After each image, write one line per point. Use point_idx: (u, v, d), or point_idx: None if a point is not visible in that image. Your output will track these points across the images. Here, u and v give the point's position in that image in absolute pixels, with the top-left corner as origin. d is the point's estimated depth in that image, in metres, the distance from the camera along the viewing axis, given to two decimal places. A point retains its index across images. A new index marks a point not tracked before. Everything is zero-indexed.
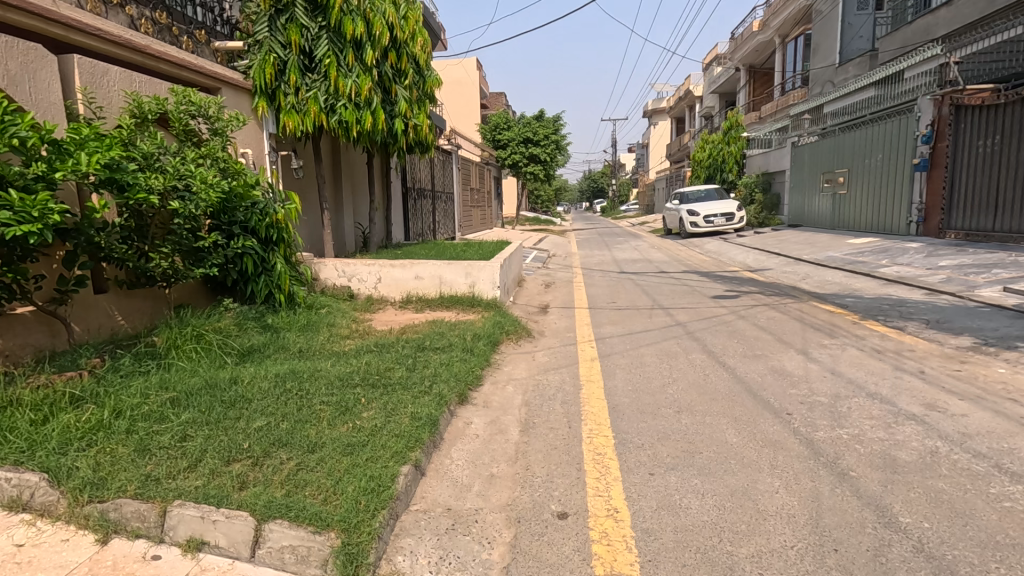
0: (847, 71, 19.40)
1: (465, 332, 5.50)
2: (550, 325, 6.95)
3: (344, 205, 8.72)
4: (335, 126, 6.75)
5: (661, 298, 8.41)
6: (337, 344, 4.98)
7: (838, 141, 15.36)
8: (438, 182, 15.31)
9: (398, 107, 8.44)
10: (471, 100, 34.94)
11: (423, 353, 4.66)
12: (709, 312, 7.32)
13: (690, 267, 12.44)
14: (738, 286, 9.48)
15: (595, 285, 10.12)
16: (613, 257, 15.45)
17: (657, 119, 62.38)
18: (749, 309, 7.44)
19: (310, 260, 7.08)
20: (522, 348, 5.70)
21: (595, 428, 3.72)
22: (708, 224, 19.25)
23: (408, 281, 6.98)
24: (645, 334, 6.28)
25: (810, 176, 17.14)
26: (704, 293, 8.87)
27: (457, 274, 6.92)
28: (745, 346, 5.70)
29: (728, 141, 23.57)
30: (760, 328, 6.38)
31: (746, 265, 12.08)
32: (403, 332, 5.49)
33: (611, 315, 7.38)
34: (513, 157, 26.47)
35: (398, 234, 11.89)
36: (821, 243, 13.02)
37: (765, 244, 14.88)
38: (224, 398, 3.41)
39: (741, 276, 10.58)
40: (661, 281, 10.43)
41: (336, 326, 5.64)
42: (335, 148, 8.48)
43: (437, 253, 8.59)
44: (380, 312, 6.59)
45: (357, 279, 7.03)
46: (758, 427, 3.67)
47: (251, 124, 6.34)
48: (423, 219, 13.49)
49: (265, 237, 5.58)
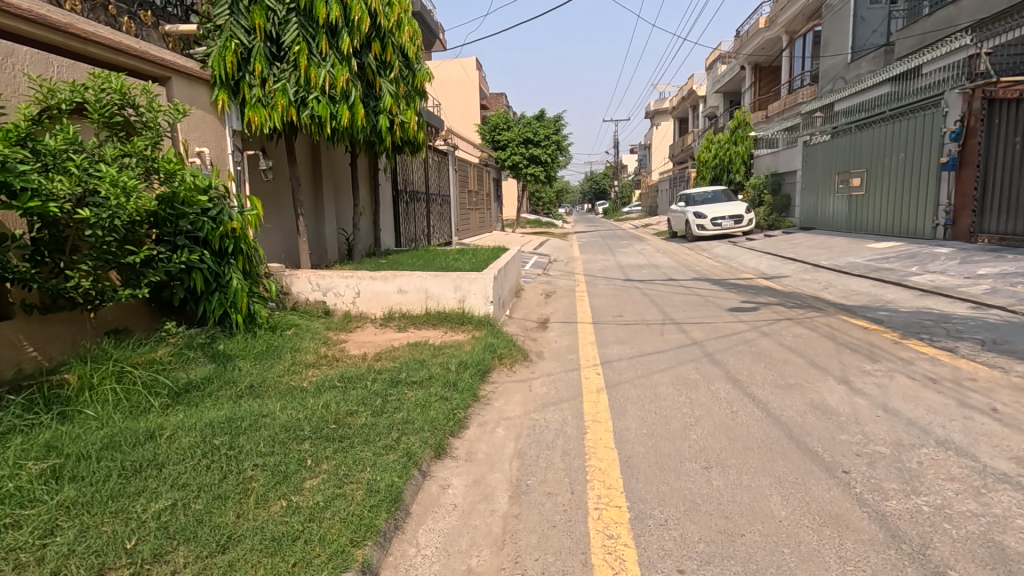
0: (860, 67, 18.60)
1: (450, 358, 4.74)
2: (550, 344, 6.18)
3: (324, 210, 8.03)
4: (307, 122, 5.97)
5: (673, 311, 7.62)
6: (297, 378, 4.22)
7: (854, 139, 14.56)
8: (433, 184, 14.56)
9: (383, 103, 7.70)
10: (470, 101, 34.23)
11: (396, 390, 3.89)
12: (728, 329, 6.54)
13: (700, 274, 11.66)
14: (755, 296, 8.70)
15: (599, 295, 9.35)
16: (617, 262, 14.67)
17: (660, 120, 61.63)
18: (772, 325, 6.66)
19: (281, 272, 6.34)
20: (516, 375, 4.94)
21: (604, 494, 2.95)
22: (716, 226, 18.50)
23: (390, 296, 6.22)
24: (658, 357, 5.51)
25: (823, 176, 16.35)
26: (720, 304, 8.10)
27: (445, 287, 6.16)
28: (775, 372, 4.93)
29: (734, 141, 22.81)
30: (789, 349, 5.61)
31: (760, 271, 11.29)
32: (378, 359, 4.74)
33: (618, 332, 6.61)
34: (513, 158, 25.73)
35: (389, 240, 11.20)
36: (839, 247, 12.23)
37: (778, 248, 14.09)
38: (127, 462, 2.66)
39: (757, 285, 9.81)
40: (671, 290, 9.66)
41: (300, 352, 4.88)
42: (314, 148, 7.79)
43: (427, 261, 7.82)
44: (358, 332, 5.83)
45: (333, 293, 6.28)
46: (811, 493, 2.90)
47: (207, 120, 5.59)
48: (416, 223, 12.80)
49: (219, 249, 4.82)
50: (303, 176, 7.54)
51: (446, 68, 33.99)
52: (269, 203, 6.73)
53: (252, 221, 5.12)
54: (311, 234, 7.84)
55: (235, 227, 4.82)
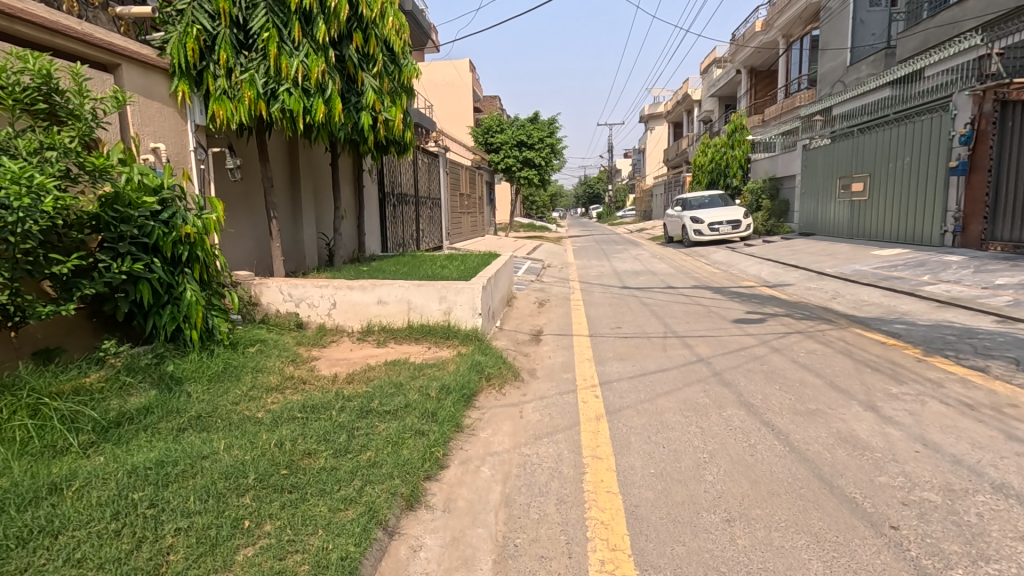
0: (860, 71, 18.28)
1: (432, 380, 4.23)
2: (544, 360, 5.68)
3: (303, 213, 7.54)
4: (278, 116, 5.46)
5: (675, 324, 7.13)
6: (255, 405, 3.69)
7: (856, 143, 14.19)
8: (423, 187, 14.05)
9: (366, 100, 7.20)
10: (463, 103, 33.77)
11: (365, 423, 3.36)
12: (735, 344, 6.06)
13: (700, 281, 11.20)
14: (760, 306, 8.25)
15: (595, 305, 8.85)
16: (613, 268, 14.21)
17: (654, 125, 61.50)
18: (782, 339, 6.19)
19: (249, 280, 5.81)
20: (505, 399, 4.43)
21: (608, 558, 2.44)
22: (713, 231, 18.10)
23: (370, 307, 5.70)
24: (661, 377, 5.02)
25: (824, 180, 15.99)
26: (723, 316, 7.63)
27: (429, 298, 5.64)
28: (793, 396, 4.44)
29: (731, 145, 22.48)
30: (805, 368, 5.13)
31: (762, 279, 10.85)
32: (350, 381, 4.21)
33: (617, 347, 6.12)
34: (506, 161, 25.23)
35: (375, 245, 10.72)
36: (843, 254, 11.82)
37: (779, 254, 13.67)
38: (12, 529, 2.14)
39: (760, 293, 9.37)
40: (671, 299, 9.18)
41: (263, 373, 4.34)
42: (292, 146, 7.30)
43: (415, 268, 7.26)
44: (333, 348, 5.31)
45: (307, 303, 5.75)
46: (859, 558, 2.39)
47: (165, 113, 5.05)
48: (404, 227, 12.31)
49: (172, 255, 4.27)
50: (279, 176, 7.05)
51: (438, 69, 33.47)
52: (240, 204, 6.23)
53: (211, 224, 4.57)
54: (287, 239, 7.35)
55: (190, 233, 4.26)
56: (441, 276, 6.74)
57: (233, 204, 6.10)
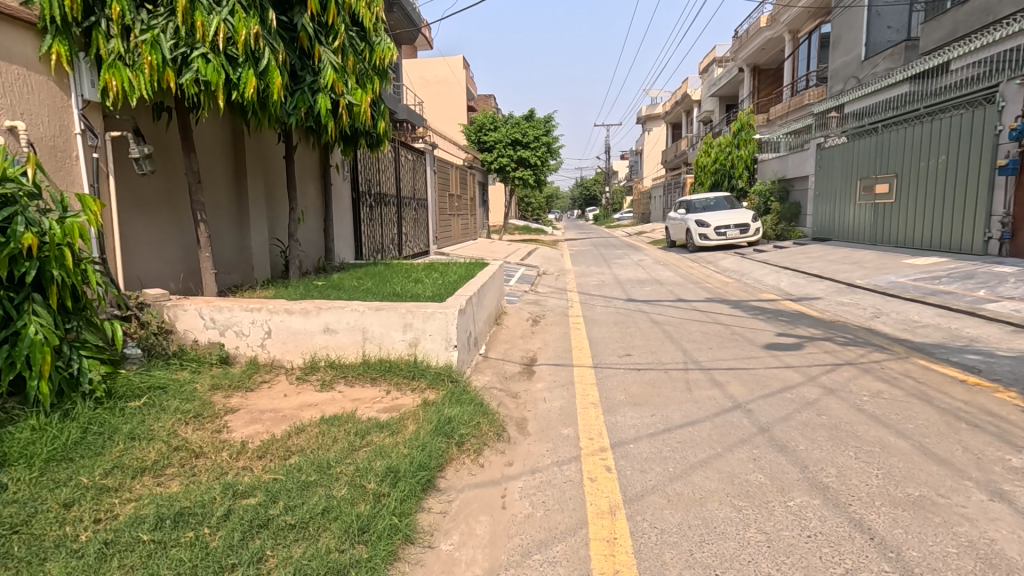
0: (877, 65, 17.25)
1: (376, 455, 2.98)
2: (536, 405, 4.46)
3: (251, 216, 6.34)
4: (192, 90, 4.19)
5: (696, 352, 5.92)
6: (95, 507, 2.44)
7: (881, 141, 13.12)
8: (407, 187, 12.85)
9: (323, 79, 5.98)
10: (457, 101, 32.60)
11: (249, 556, 2.12)
12: (777, 382, 4.85)
13: (713, 293, 10.01)
14: (790, 326, 7.06)
15: (597, 323, 7.64)
16: (614, 276, 13.01)
17: (653, 126, 60.48)
18: (834, 376, 4.98)
19: (162, 302, 4.56)
20: (483, 475, 3.19)
21: None
22: (719, 236, 16.94)
23: (315, 336, 4.45)
24: (692, 436, 3.79)
25: (840, 181, 14.88)
26: (750, 340, 6.43)
27: (390, 327, 4.39)
28: (880, 472, 3.22)
29: (737, 144, 21.35)
30: (879, 423, 3.92)
31: (782, 292, 9.68)
32: (264, 456, 2.99)
33: (629, 386, 4.90)
34: (500, 161, 24.00)
35: (348, 253, 9.48)
36: (871, 262, 10.67)
37: (796, 262, 12.50)
38: None
39: (786, 309, 8.18)
40: (684, 316, 7.97)
41: (141, 441, 3.08)
42: (236, 134, 6.13)
43: (384, 283, 6.00)
44: (262, 393, 4.07)
45: (235, 331, 4.50)
46: None
47: (36, 85, 3.79)
48: (383, 231, 11.06)
49: (11, 275, 3.03)
50: (217, 171, 5.87)
51: (431, 67, 32.25)
52: (161, 204, 5.05)
53: (78, 230, 3.29)
54: (230, 247, 6.16)
55: (36, 244, 2.99)
56: (411, 294, 5.46)
57: (145, 206, 4.87)
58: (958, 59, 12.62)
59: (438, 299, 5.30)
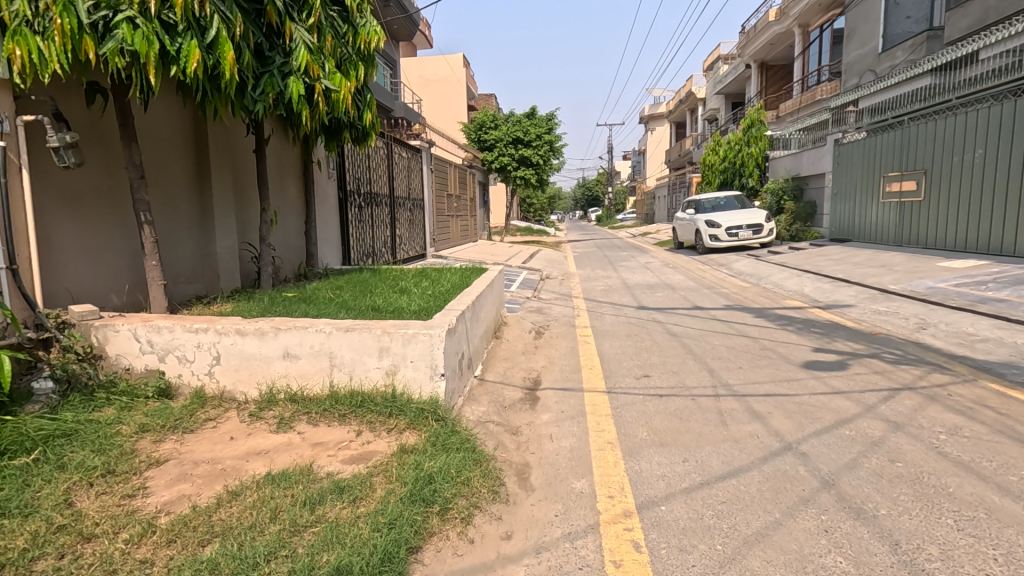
0: (895, 57, 16.46)
1: (324, 545, 2.20)
2: (541, 446, 3.69)
3: (215, 217, 5.59)
4: (118, 65, 3.41)
5: (724, 373, 5.15)
6: None
7: (906, 135, 12.33)
8: (401, 186, 12.10)
9: (295, 60, 5.19)
10: (457, 100, 31.87)
11: None
12: (828, 415, 4.06)
13: (732, 300, 9.22)
14: (825, 339, 6.27)
15: (608, 335, 6.85)
16: (622, 280, 12.23)
17: (656, 126, 59.63)
18: (894, 405, 4.19)
19: (91, 322, 3.79)
20: (472, 557, 2.41)
21: None
22: (731, 237, 16.17)
23: (274, 362, 3.67)
24: (738, 493, 3.00)
25: (860, 179, 14.09)
26: (784, 357, 5.64)
27: (364, 352, 3.62)
28: (997, 553, 2.44)
29: (748, 141, 20.61)
30: (972, 473, 3.13)
31: (808, 298, 8.88)
32: (175, 543, 2.23)
33: (650, 418, 4.12)
34: (501, 160, 23.24)
35: (334, 258, 8.71)
36: (901, 266, 9.87)
37: (817, 264, 11.70)
38: None
39: (817, 319, 7.40)
40: (704, 327, 7.18)
41: (14, 517, 2.33)
42: (196, 123, 5.37)
43: (366, 294, 5.20)
44: (204, 436, 3.30)
45: (177, 356, 3.72)
46: None
47: None
48: (375, 233, 10.31)
49: None
50: (173, 164, 5.12)
51: (431, 65, 31.50)
52: (98, 203, 4.30)
53: None
54: (191, 252, 5.42)
55: None
56: (394, 308, 4.64)
57: (75, 205, 4.12)
58: (985, 48, 11.87)
59: (424, 314, 4.49)
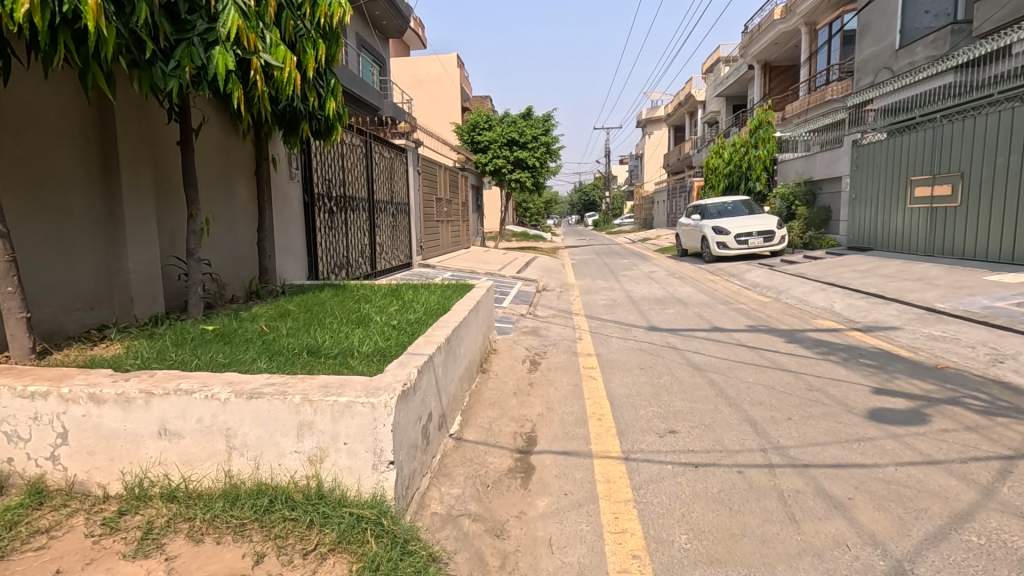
0: (915, 53, 15.45)
1: None
2: (537, 562, 2.55)
3: (128, 225, 4.46)
4: None
5: (770, 428, 4.01)
6: None
7: (937, 135, 11.27)
8: (383, 189, 10.97)
9: (222, 24, 4.01)
10: (450, 101, 30.85)
11: None
12: (934, 505, 2.92)
13: (754, 319, 8.10)
14: (883, 375, 5.14)
15: (618, 367, 5.70)
16: (627, 293, 11.12)
17: (654, 130, 58.62)
18: (1021, 488, 3.05)
19: None
20: None
21: None
22: (741, 245, 15.08)
23: (145, 442, 2.51)
24: None
25: (883, 183, 13.04)
26: (841, 402, 4.49)
27: (278, 428, 2.46)
28: None
29: (755, 143, 19.58)
30: None
31: (842, 318, 7.78)
32: None
33: (686, 508, 2.98)
34: (495, 162, 22.14)
35: (298, 272, 7.55)
36: (942, 279, 8.79)
37: (841, 276, 10.61)
38: None
39: (861, 346, 6.29)
40: (730, 357, 6.06)
41: None
42: (100, 105, 4.27)
43: (310, 328, 3.98)
44: (13, 569, 2.13)
45: (6, 433, 2.56)
46: None
47: None
48: (349, 242, 9.14)
49: None
50: (61, 157, 3.99)
51: (423, 65, 30.46)
52: None
53: None
54: (93, 270, 4.28)
55: None
56: (340, 350, 3.43)
57: None
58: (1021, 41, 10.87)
59: (381, 360, 3.28)
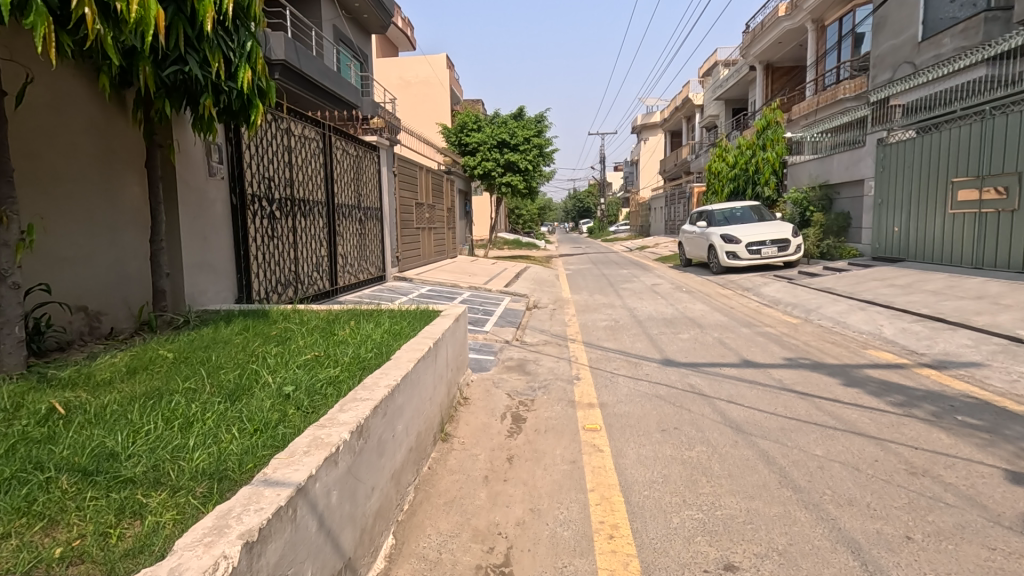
0: (941, 45, 14.12)
1: None
2: None
3: None
4: None
5: (888, 565, 2.48)
6: None
7: (984, 129, 9.85)
8: (347, 190, 9.41)
9: None
10: (439, 103, 29.45)
11: None
12: None
13: (790, 348, 6.60)
14: (1007, 447, 3.63)
15: (630, 429, 4.16)
16: (630, 312, 9.60)
17: (649, 136, 57.39)
18: None
19: None
20: None
21: None
22: (752, 254, 13.64)
23: None
24: None
25: (915, 185, 11.64)
26: (973, 502, 2.98)
27: None
28: None
29: (763, 145, 18.19)
30: None
31: (900, 349, 6.28)
32: None
33: None
34: (484, 165, 20.65)
35: (222, 294, 5.96)
36: (1009, 299, 7.33)
37: (879, 293, 9.13)
38: None
39: (947, 392, 4.79)
40: (777, 409, 4.53)
41: None
42: None
43: (136, 405, 2.41)
44: None
45: None
46: None
47: None
48: (300, 254, 7.55)
49: None
50: None
51: (411, 65, 29.01)
52: None
53: None
54: None
55: None
56: (142, 470, 1.87)
57: None
58: None
59: (201, 504, 1.70)
